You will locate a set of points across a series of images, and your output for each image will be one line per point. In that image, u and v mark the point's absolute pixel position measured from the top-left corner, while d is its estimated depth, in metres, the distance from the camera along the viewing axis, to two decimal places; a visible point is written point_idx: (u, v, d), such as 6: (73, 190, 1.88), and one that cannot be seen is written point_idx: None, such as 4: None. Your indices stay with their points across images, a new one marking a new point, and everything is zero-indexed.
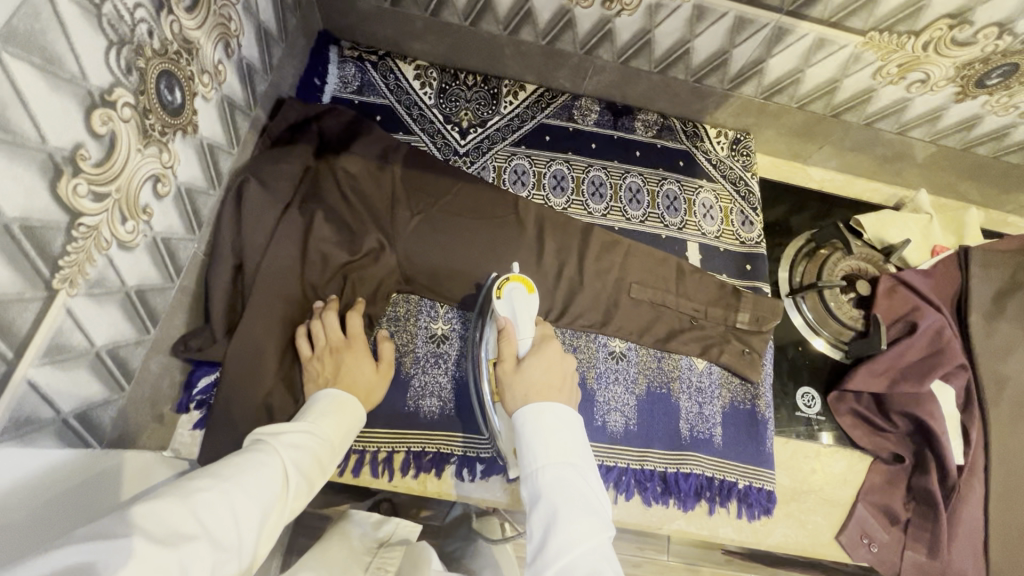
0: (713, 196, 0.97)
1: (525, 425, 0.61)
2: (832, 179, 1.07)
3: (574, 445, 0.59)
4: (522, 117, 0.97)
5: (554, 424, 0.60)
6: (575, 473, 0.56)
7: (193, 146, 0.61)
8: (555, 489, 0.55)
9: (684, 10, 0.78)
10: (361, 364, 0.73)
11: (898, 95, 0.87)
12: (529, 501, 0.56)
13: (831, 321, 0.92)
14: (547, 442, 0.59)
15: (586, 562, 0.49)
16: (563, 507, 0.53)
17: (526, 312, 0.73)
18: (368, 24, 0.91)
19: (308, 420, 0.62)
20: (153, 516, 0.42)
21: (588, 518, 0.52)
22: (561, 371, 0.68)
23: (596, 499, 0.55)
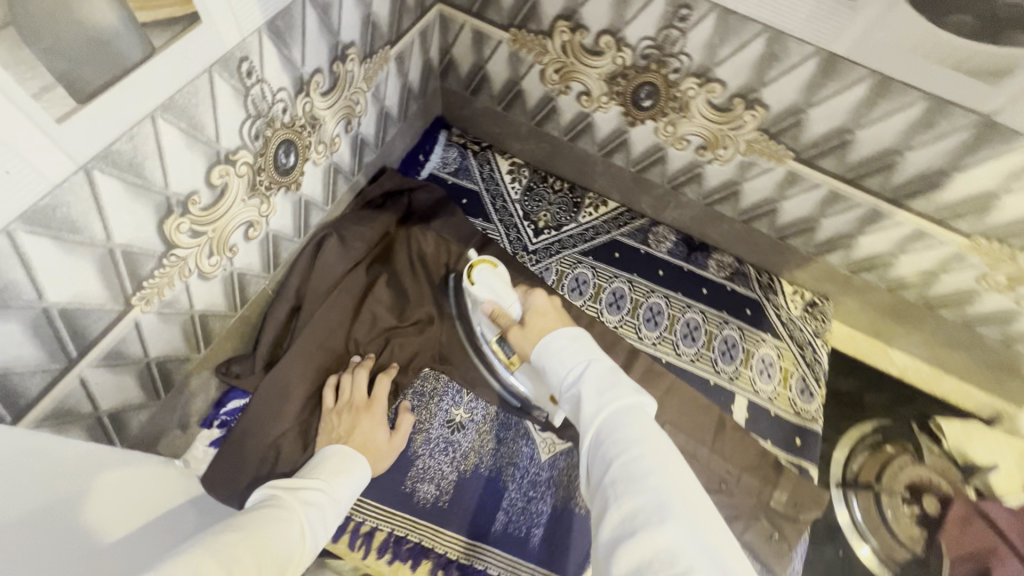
0: (776, 353, 0.92)
1: (541, 352, 0.59)
2: (916, 368, 0.96)
3: (587, 349, 0.57)
4: (597, 229, 1.00)
5: (563, 342, 0.58)
6: (593, 362, 0.55)
7: (291, 201, 0.69)
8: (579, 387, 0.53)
9: (776, 172, 0.78)
10: (375, 431, 0.73)
11: (1004, 305, 0.79)
12: (560, 394, 0.56)
13: (885, 533, 0.80)
14: (582, 347, 0.57)
15: (631, 435, 0.46)
16: (586, 396, 0.51)
17: (498, 285, 0.75)
18: (479, 119, 1.00)
19: (318, 479, 0.62)
20: (194, 547, 0.39)
21: (616, 394, 0.50)
22: (554, 305, 0.68)
23: (614, 369, 0.54)
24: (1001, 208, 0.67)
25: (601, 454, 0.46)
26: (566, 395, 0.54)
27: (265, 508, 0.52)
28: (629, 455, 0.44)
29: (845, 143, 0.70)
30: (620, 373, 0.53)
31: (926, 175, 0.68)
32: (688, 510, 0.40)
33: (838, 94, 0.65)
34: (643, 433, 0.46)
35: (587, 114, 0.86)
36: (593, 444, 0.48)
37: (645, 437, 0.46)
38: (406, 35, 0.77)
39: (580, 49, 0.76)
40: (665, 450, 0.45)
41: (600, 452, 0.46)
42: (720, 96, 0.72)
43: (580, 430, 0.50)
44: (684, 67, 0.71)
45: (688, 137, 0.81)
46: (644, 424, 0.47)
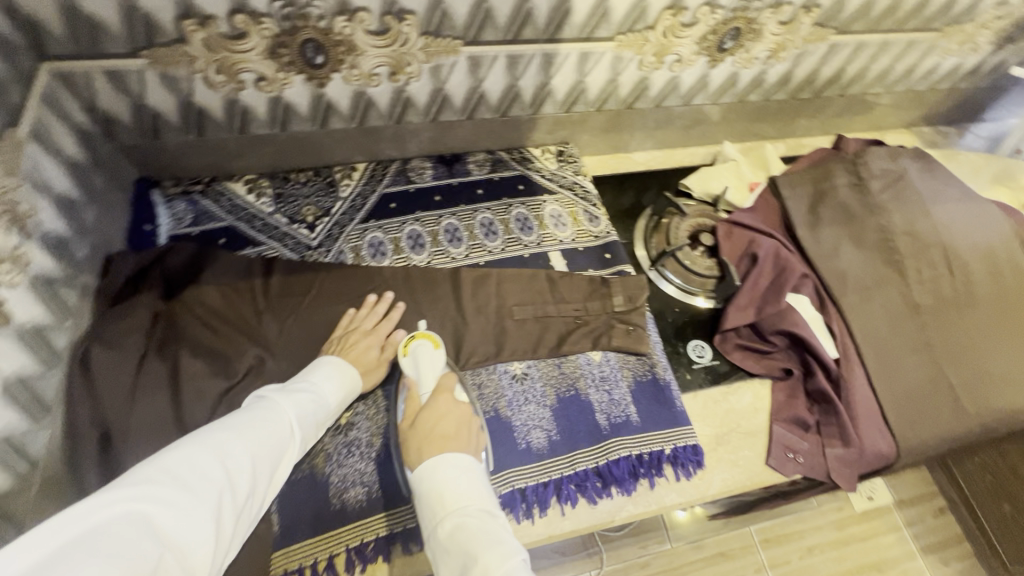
0: (558, 204, 1.06)
1: (425, 486, 0.67)
2: (654, 157, 1.20)
3: (471, 488, 0.66)
4: (363, 194, 1.02)
5: (448, 475, 0.67)
6: (469, 514, 0.63)
7: (12, 336, 0.60)
8: (463, 534, 0.61)
9: (461, 63, 0.87)
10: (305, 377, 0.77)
11: (668, 76, 1.01)
12: (439, 534, 0.63)
13: (695, 278, 1.01)
14: (454, 497, 0.65)
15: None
16: (471, 554, 0.59)
17: (434, 362, 0.83)
18: (183, 158, 0.93)
19: (305, 380, 0.75)
20: (186, 464, 0.56)
21: (494, 549, 0.58)
22: (458, 422, 0.74)
23: (496, 521, 0.63)
24: (615, 5, 0.84)
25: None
26: (445, 543, 0.62)
27: (258, 411, 0.67)
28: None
29: (488, 12, 0.80)
30: (503, 528, 0.62)
31: (556, 7, 0.82)
32: None
33: None
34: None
35: (278, 98, 0.85)
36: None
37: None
38: (26, 110, 0.67)
39: (223, 40, 0.74)
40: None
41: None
42: (372, 21, 0.77)
43: (469, 567, 0.58)
44: (325, 11, 0.74)
45: (375, 71, 0.85)
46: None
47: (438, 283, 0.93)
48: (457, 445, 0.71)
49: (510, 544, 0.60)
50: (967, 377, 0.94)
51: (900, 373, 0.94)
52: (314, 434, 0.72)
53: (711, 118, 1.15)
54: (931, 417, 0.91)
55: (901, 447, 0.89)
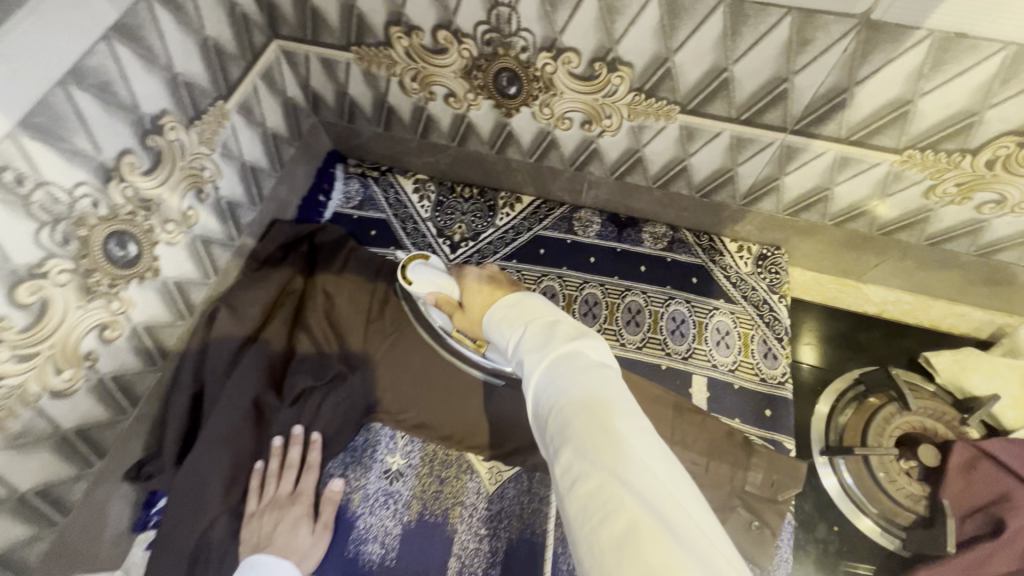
0: (731, 320, 0.84)
1: (492, 316, 0.60)
2: (897, 300, 0.87)
3: (540, 307, 0.57)
4: (517, 229, 0.93)
5: (513, 308, 0.58)
6: (535, 329, 0.53)
7: (154, 289, 0.66)
8: (539, 333, 0.52)
9: (670, 131, 0.70)
10: (296, 529, 0.69)
11: (967, 216, 0.69)
12: (516, 334, 0.54)
13: (886, 500, 0.70)
14: (515, 317, 0.57)
15: (568, 373, 0.45)
16: (547, 343, 0.50)
17: (437, 274, 0.76)
18: (370, 145, 0.94)
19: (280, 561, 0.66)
20: None
21: (574, 342, 0.49)
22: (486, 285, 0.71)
23: (571, 323, 0.53)
24: (920, 113, 0.57)
25: (554, 386, 0.45)
26: (521, 338, 0.53)
27: None
28: (582, 388, 0.43)
29: (725, 84, 0.61)
30: (577, 326, 0.53)
31: (826, 97, 0.59)
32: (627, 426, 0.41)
33: (696, 30, 0.56)
34: (601, 375, 0.45)
35: (462, 116, 0.80)
36: (553, 373, 0.47)
37: (597, 379, 0.44)
38: (241, 84, 0.72)
39: (423, 51, 0.70)
40: (615, 399, 0.43)
41: (555, 386, 0.45)
42: (579, 64, 0.64)
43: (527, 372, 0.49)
44: (530, 43, 0.64)
45: (568, 115, 0.73)
46: (601, 369, 0.46)
47: None
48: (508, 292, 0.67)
49: (585, 336, 0.51)
50: None
51: None
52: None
53: (1020, 285, 0.78)
54: None
55: None
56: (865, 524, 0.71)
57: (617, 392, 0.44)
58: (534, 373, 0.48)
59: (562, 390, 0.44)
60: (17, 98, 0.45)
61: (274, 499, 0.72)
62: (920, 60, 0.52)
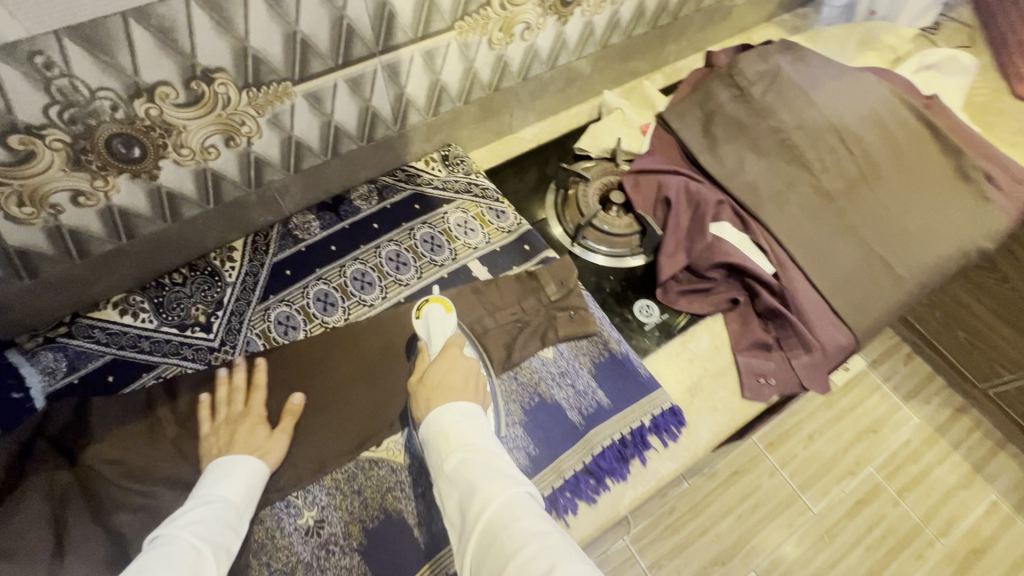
0: (461, 211, 1.00)
1: (430, 425, 0.70)
2: (542, 129, 1.16)
3: (471, 425, 0.69)
4: (252, 271, 0.92)
5: (453, 419, 0.69)
6: (464, 460, 0.65)
7: None
8: (466, 470, 0.64)
9: (300, 104, 0.79)
10: (251, 433, 0.74)
11: (523, 46, 0.96)
12: (442, 474, 0.66)
13: (620, 240, 0.98)
14: (448, 444, 0.67)
15: (519, 522, 0.58)
16: (477, 485, 0.62)
17: (438, 328, 0.82)
18: (29, 306, 0.80)
19: (244, 478, 0.70)
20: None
21: (494, 484, 0.61)
22: (463, 375, 0.75)
23: (493, 456, 0.66)
24: None
25: (489, 542, 0.58)
26: (447, 482, 0.65)
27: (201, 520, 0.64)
28: (512, 539, 0.56)
29: (305, 42, 0.71)
30: (505, 463, 0.66)
31: (378, 14, 0.74)
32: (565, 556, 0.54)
33: (246, 12, 0.64)
34: (538, 525, 0.58)
35: (108, 207, 0.74)
36: (484, 521, 0.59)
37: (535, 524, 0.58)
38: None
39: (8, 168, 0.63)
40: (551, 537, 0.56)
41: (495, 536, 0.58)
42: (178, 92, 0.67)
43: (472, 500, 0.61)
44: (115, 99, 0.64)
45: (207, 143, 0.75)
46: (527, 514, 0.59)
47: (365, 338, 0.86)
48: (462, 395, 0.72)
49: (516, 477, 0.64)
50: (893, 245, 0.97)
51: (834, 262, 0.94)
52: (235, 539, 0.65)
53: (583, 72, 1.12)
54: (877, 295, 0.94)
55: (857, 334, 0.91)
56: (632, 262, 0.97)
57: (550, 532, 0.57)
58: (479, 513, 0.60)
59: (506, 538, 0.56)
60: None
61: (229, 416, 0.77)
62: None
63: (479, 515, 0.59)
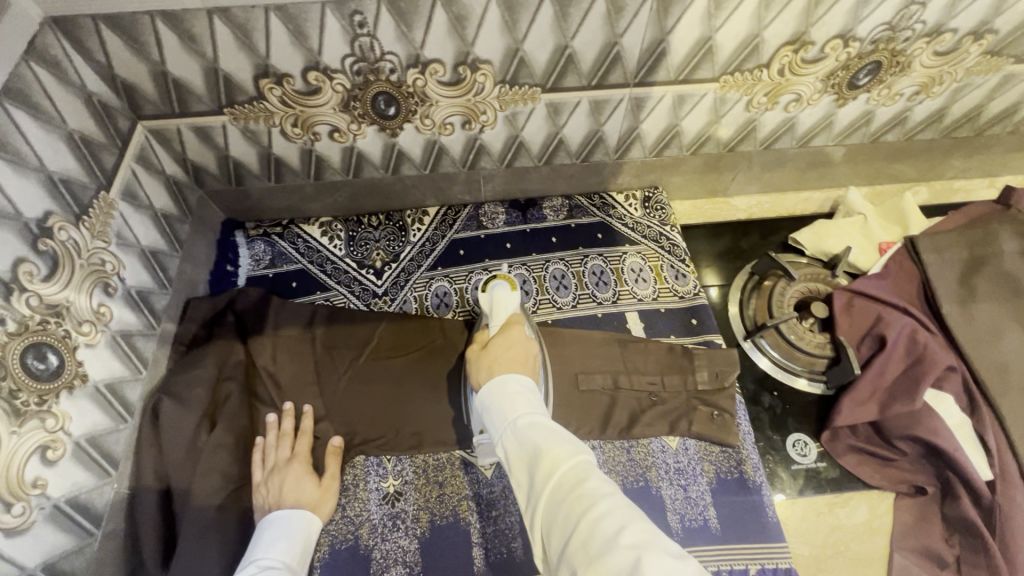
0: (640, 258, 0.95)
1: (493, 393, 0.67)
2: (758, 203, 1.06)
3: (529, 400, 0.65)
4: (432, 239, 0.99)
5: (516, 391, 0.66)
6: (528, 425, 0.61)
7: (89, 396, 0.62)
8: (531, 434, 0.59)
9: (540, 110, 0.80)
10: (302, 482, 0.73)
11: (782, 117, 0.86)
12: (503, 439, 0.62)
13: (803, 357, 0.85)
14: (509, 410, 0.64)
15: (587, 487, 0.52)
16: (539, 449, 0.57)
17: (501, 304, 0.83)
18: (264, 202, 0.95)
19: (287, 523, 0.69)
20: None
21: (559, 445, 0.57)
22: (525, 352, 0.74)
23: (554, 423, 0.61)
24: (721, 44, 0.72)
25: (557, 502, 0.53)
26: (509, 446, 0.61)
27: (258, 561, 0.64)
28: (580, 501, 0.51)
29: (571, 59, 0.72)
30: (565, 432, 0.60)
31: (650, 49, 0.72)
32: (642, 527, 0.48)
33: (533, 20, 0.66)
34: (603, 488, 0.51)
35: (351, 148, 0.84)
36: (550, 484, 0.54)
37: (603, 490, 0.51)
38: (118, 172, 0.71)
39: (297, 96, 0.73)
40: (620, 502, 0.50)
41: (562, 500, 0.52)
42: (446, 72, 0.72)
43: (537, 464, 0.56)
44: (396, 64, 0.70)
45: (448, 120, 0.80)
46: (596, 477, 0.53)
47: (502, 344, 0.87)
48: (522, 367, 0.71)
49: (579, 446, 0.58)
50: None
51: None
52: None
53: (834, 161, 0.98)
54: None
55: None
56: (801, 384, 0.85)
57: (622, 500, 0.51)
58: (546, 480, 0.54)
59: (576, 504, 0.51)
60: None
61: (277, 461, 0.75)
62: (705, 4, 0.66)
63: (546, 480, 0.54)
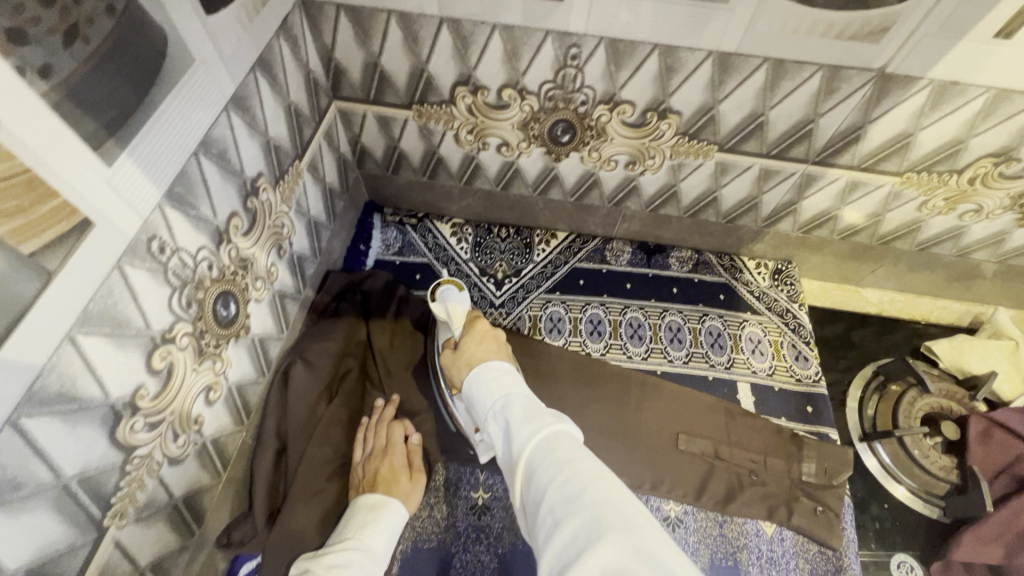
0: (761, 329, 0.93)
1: (472, 382, 0.62)
2: (892, 300, 1.01)
3: (511, 380, 0.59)
4: (555, 263, 1.00)
5: (494, 370, 0.61)
6: (505, 400, 0.56)
7: (246, 347, 0.66)
8: (506, 412, 0.55)
9: (707, 167, 0.80)
10: (398, 477, 0.73)
11: (951, 224, 0.83)
12: (485, 421, 0.57)
13: (919, 473, 0.81)
14: (486, 388, 0.59)
15: (555, 458, 0.47)
16: (512, 423, 0.53)
17: (457, 305, 0.76)
18: (408, 192, 0.98)
19: (368, 507, 0.69)
20: None
21: (533, 415, 0.52)
22: (496, 341, 0.69)
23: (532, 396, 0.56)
24: (919, 142, 0.70)
25: (532, 474, 0.48)
26: (490, 421, 0.56)
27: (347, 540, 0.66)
28: (549, 469, 0.47)
29: (762, 125, 0.71)
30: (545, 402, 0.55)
31: (845, 133, 0.70)
32: (609, 496, 0.43)
33: (741, 84, 0.66)
34: (574, 457, 0.47)
35: (511, 162, 0.86)
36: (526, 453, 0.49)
37: (573, 458, 0.47)
38: (310, 145, 0.75)
39: (485, 108, 0.76)
40: (592, 468, 0.45)
41: (534, 469, 0.48)
42: (633, 114, 0.73)
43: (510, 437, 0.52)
44: (590, 98, 0.72)
45: (614, 158, 0.81)
46: (568, 445, 0.49)
47: (606, 381, 0.86)
48: (500, 356, 0.66)
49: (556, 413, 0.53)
50: None
51: None
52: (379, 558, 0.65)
53: (988, 278, 0.93)
54: None
55: None
56: (902, 493, 0.81)
57: (595, 469, 0.46)
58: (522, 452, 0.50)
59: (547, 476, 0.46)
60: (165, 170, 0.48)
61: (375, 446, 0.75)
62: (922, 102, 0.65)
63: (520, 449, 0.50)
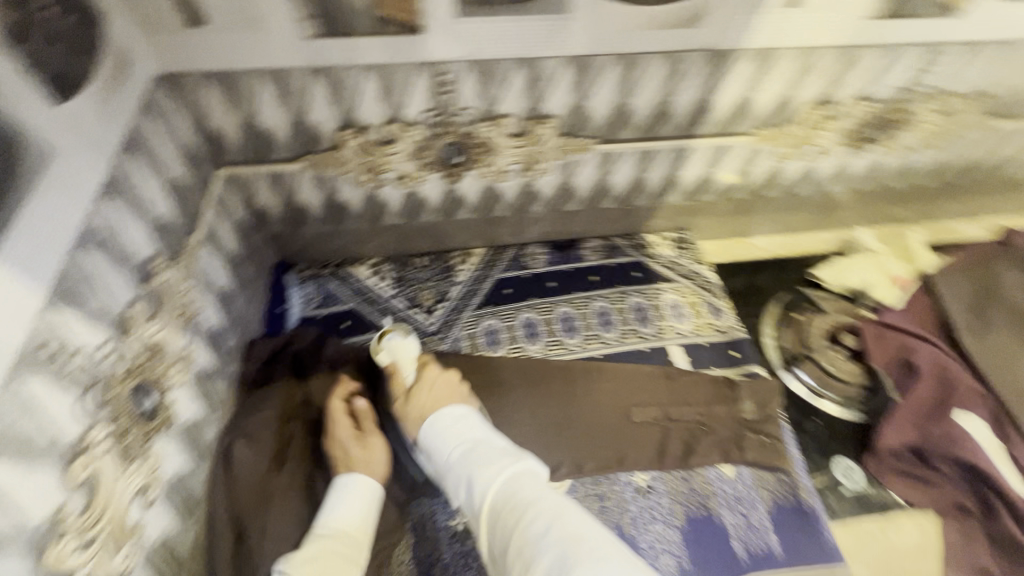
0: (677, 294, 1.01)
1: (429, 434, 0.69)
2: (778, 243, 1.14)
3: (469, 427, 0.67)
4: (479, 279, 1.02)
5: (451, 419, 0.68)
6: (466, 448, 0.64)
7: (177, 437, 0.63)
8: (469, 460, 0.62)
9: (592, 159, 0.87)
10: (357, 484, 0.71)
11: (803, 166, 0.96)
12: (446, 470, 0.64)
13: (835, 384, 0.92)
14: (447, 438, 0.66)
15: (519, 498, 0.55)
16: (476, 471, 0.60)
17: (404, 351, 0.80)
18: (316, 244, 0.97)
19: (349, 490, 0.71)
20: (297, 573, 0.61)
21: (495, 461, 0.60)
22: (448, 388, 0.75)
23: (492, 442, 0.64)
24: (758, 103, 0.81)
25: (494, 515, 0.55)
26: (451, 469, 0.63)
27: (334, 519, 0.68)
28: (511, 512, 0.54)
29: (627, 114, 0.79)
30: (504, 446, 0.63)
31: (698, 106, 0.80)
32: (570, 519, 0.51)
33: (600, 80, 0.73)
34: (537, 494, 0.55)
35: (412, 192, 0.88)
36: (489, 496, 0.57)
37: (535, 496, 0.55)
38: (202, 215, 0.73)
39: (374, 145, 0.78)
40: (555, 502, 0.53)
41: (498, 513, 0.55)
42: (514, 124, 0.78)
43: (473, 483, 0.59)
44: (471, 117, 0.76)
45: (508, 168, 0.86)
46: (527, 485, 0.57)
47: (552, 376, 0.89)
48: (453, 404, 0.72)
49: (513, 455, 0.61)
50: None
51: None
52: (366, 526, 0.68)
53: (845, 205, 1.08)
54: None
55: None
56: (829, 406, 0.91)
57: (554, 501, 0.54)
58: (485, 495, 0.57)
59: (512, 515, 0.54)
60: (42, 269, 0.45)
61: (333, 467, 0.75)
62: (749, 68, 0.76)
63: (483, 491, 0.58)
